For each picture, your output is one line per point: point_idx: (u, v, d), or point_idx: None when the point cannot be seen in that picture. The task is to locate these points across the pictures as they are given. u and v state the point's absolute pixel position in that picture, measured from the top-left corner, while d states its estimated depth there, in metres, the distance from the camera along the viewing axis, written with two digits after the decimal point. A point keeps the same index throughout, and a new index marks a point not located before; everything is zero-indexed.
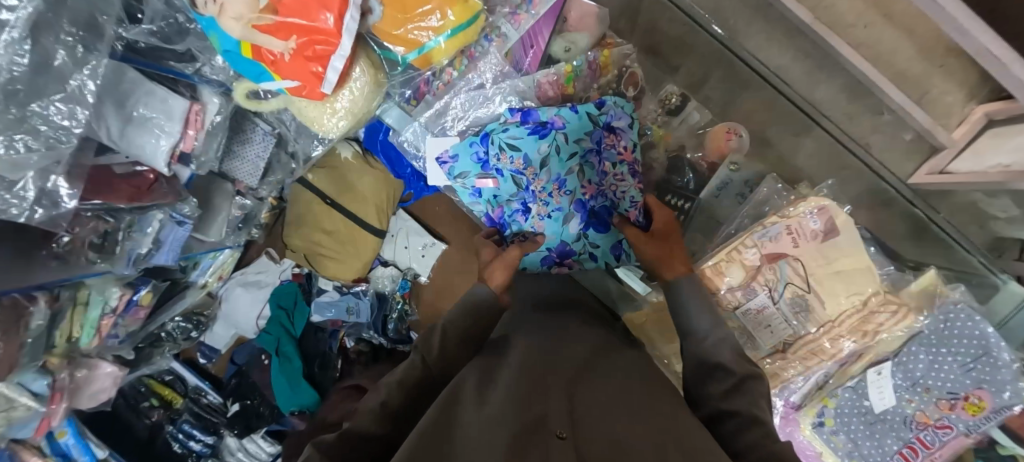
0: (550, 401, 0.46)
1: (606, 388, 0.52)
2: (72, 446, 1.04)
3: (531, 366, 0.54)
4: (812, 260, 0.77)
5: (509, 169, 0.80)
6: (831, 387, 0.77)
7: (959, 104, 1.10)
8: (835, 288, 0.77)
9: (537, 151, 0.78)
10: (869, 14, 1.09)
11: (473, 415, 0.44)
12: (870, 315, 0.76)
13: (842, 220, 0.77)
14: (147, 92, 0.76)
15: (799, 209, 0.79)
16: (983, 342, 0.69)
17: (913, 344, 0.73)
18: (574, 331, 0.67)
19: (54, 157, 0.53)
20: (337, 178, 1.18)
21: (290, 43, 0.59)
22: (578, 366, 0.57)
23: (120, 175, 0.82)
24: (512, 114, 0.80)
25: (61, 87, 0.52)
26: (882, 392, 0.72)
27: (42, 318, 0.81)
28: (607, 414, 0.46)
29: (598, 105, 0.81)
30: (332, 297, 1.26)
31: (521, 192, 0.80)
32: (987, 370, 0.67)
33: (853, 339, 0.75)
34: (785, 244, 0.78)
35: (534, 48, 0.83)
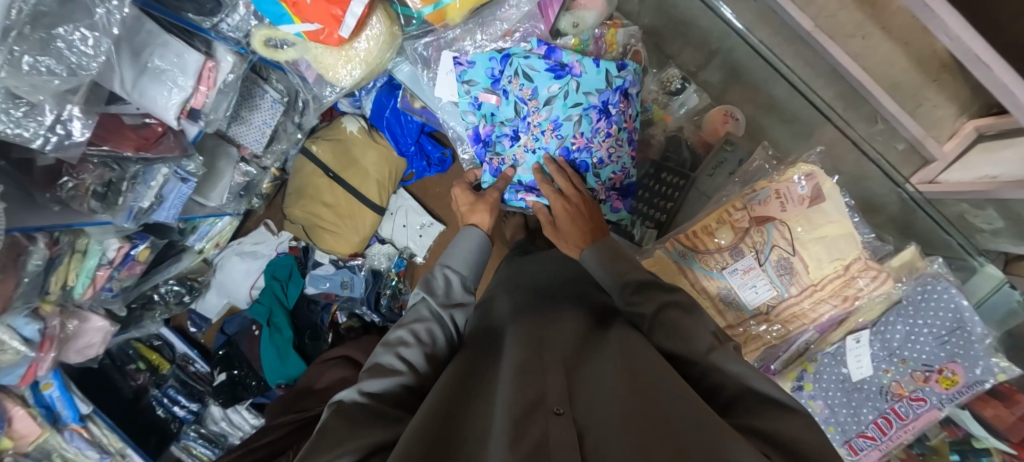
0: (547, 380, 0.46)
1: (602, 361, 0.53)
2: (56, 398, 1.03)
3: (528, 345, 0.54)
4: (798, 224, 0.78)
5: (513, 95, 0.82)
6: (811, 353, 0.83)
7: (952, 118, 1.15)
8: (818, 253, 0.78)
9: (547, 88, 0.80)
10: (867, 25, 1.13)
11: (477, 407, 0.45)
12: (850, 280, 0.77)
13: (829, 186, 0.77)
14: (163, 44, 0.78)
15: (788, 175, 0.79)
16: (957, 316, 0.75)
17: (890, 315, 0.78)
18: (563, 306, 0.68)
19: (75, 83, 0.54)
20: (340, 151, 1.19)
21: None
22: (573, 342, 0.57)
23: (128, 125, 0.83)
24: (538, 48, 0.81)
25: (87, 17, 0.53)
26: (860, 361, 0.79)
27: (40, 259, 0.82)
28: (605, 387, 0.46)
29: (620, 67, 0.82)
30: (327, 271, 1.26)
31: (517, 119, 0.83)
32: (960, 343, 0.74)
33: (832, 304, 0.78)
34: (773, 207, 0.79)
35: (543, 19, 0.83)
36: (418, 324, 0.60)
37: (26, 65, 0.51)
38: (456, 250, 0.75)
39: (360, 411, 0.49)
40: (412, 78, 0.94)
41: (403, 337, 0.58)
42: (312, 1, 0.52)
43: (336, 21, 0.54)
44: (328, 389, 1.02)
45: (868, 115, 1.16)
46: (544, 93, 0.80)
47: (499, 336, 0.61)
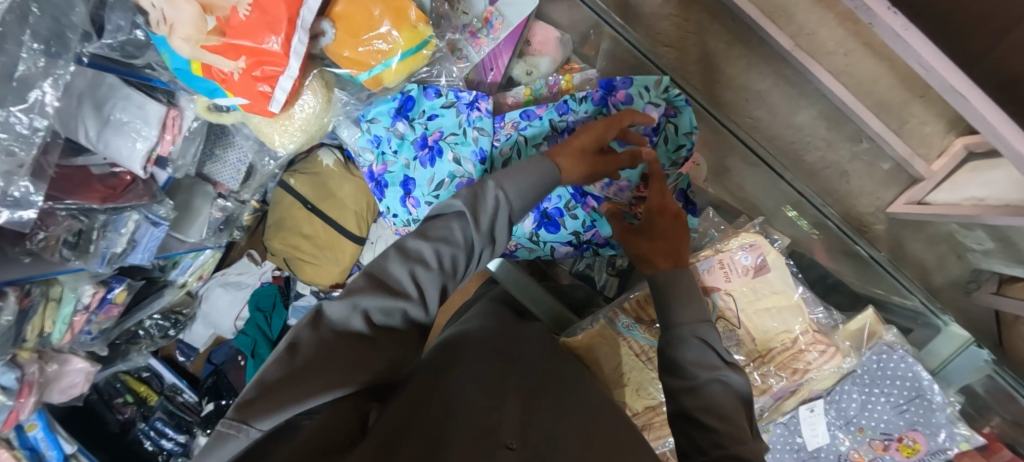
0: (505, 409, 0.47)
1: (559, 404, 0.54)
2: (40, 439, 1.05)
3: (496, 369, 0.56)
4: (742, 296, 0.72)
5: (409, 135, 0.74)
6: (764, 423, 0.79)
7: (939, 135, 1.11)
8: (765, 325, 0.72)
9: (449, 138, 0.73)
10: (849, 42, 1.10)
11: (450, 405, 0.45)
12: (799, 353, 0.72)
13: (773, 256, 0.72)
14: (124, 97, 0.78)
15: (731, 244, 0.73)
16: (917, 385, 0.75)
17: (845, 384, 0.77)
18: (531, 347, 0.68)
19: (14, 163, 0.54)
20: (318, 185, 1.18)
21: (240, 65, 0.47)
22: (534, 381, 0.58)
23: (95, 176, 0.83)
24: (431, 87, 0.73)
25: (20, 98, 0.52)
26: (814, 430, 0.78)
27: (11, 314, 0.82)
28: (557, 433, 0.47)
29: (609, 89, 0.72)
30: (309, 302, 1.28)
31: (420, 169, 0.74)
32: (921, 412, 0.76)
33: (781, 376, 0.72)
34: (718, 279, 0.71)
35: (494, 70, 0.77)
36: (443, 245, 0.52)
37: None
38: (522, 174, 0.57)
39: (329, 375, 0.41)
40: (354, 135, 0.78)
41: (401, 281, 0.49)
42: (240, 77, 0.48)
43: (264, 98, 0.50)
44: None
45: (853, 134, 1.14)
46: (440, 134, 0.73)
47: (470, 346, 0.61)
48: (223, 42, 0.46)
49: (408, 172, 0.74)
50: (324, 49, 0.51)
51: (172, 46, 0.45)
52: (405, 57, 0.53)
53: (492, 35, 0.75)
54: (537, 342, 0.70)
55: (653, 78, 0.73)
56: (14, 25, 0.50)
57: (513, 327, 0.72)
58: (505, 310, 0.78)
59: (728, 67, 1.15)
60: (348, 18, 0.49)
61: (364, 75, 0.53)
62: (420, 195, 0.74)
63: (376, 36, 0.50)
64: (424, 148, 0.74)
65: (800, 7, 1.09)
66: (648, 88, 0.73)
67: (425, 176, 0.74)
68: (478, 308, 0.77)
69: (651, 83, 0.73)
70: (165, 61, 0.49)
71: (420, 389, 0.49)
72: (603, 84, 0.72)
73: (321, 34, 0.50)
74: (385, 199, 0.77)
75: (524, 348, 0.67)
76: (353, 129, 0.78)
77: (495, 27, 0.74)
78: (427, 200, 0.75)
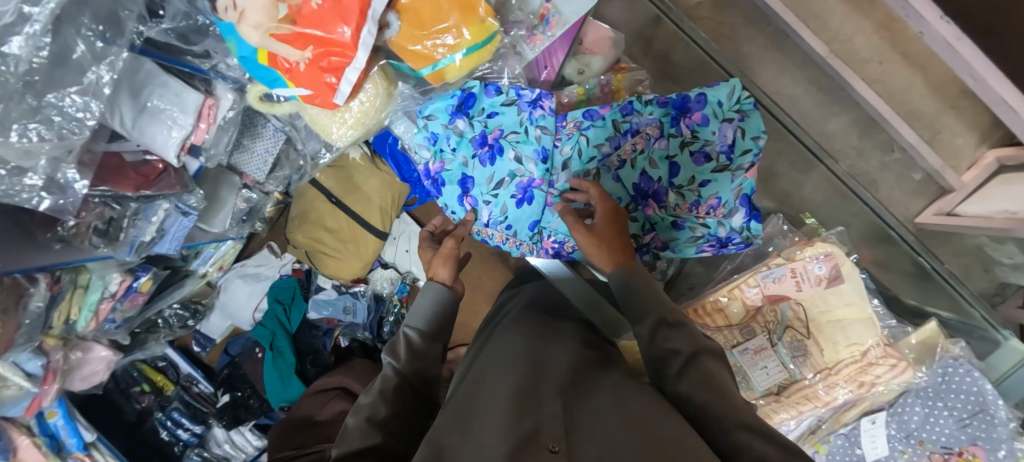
0: (542, 410, 0.43)
1: (596, 396, 0.49)
2: (61, 427, 1.04)
3: (524, 377, 0.51)
4: (813, 305, 0.80)
5: (467, 132, 0.72)
6: (823, 433, 0.82)
7: (970, 147, 1.11)
8: (835, 337, 0.79)
9: (509, 138, 0.72)
10: (885, 50, 1.09)
11: (483, 433, 0.40)
12: (867, 367, 0.78)
13: (847, 267, 0.79)
14: (161, 83, 0.75)
15: (805, 253, 0.80)
16: (980, 399, 0.78)
17: (907, 397, 0.81)
18: (560, 345, 0.63)
19: (65, 147, 0.53)
20: (344, 178, 1.18)
21: (306, 55, 0.46)
22: (567, 376, 0.53)
23: (128, 163, 0.81)
24: (490, 84, 0.71)
25: (77, 81, 0.52)
26: (874, 441, 0.80)
27: (41, 300, 0.81)
28: (603, 419, 0.42)
29: (683, 109, 0.71)
30: (330, 296, 1.25)
31: (479, 167, 0.73)
32: (983, 426, 0.78)
33: (849, 388, 0.78)
34: (789, 286, 0.79)
35: (548, 68, 0.76)
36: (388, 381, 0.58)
37: (15, 133, 0.50)
38: (417, 309, 0.68)
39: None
40: (409, 129, 0.75)
41: (372, 404, 0.54)
42: (306, 68, 0.47)
43: (329, 89, 0.49)
44: (332, 423, 0.97)
45: (884, 143, 1.13)
46: (500, 132, 0.72)
47: (493, 366, 0.57)
48: (292, 31, 0.45)
49: (467, 170, 0.73)
50: (387, 42, 0.50)
51: (240, 34, 0.45)
52: (469, 53, 0.52)
53: (549, 31, 0.71)
54: (566, 340, 0.66)
55: (726, 89, 0.70)
56: (75, 7, 0.49)
57: (538, 330, 0.68)
58: (535, 317, 0.73)
59: (761, 72, 1.14)
60: (413, 11, 0.48)
61: (427, 69, 0.52)
62: (479, 193, 0.75)
63: (442, 32, 0.50)
64: (484, 146, 0.73)
65: (836, 13, 1.08)
66: (721, 102, 0.71)
67: (485, 175, 0.74)
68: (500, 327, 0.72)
69: (724, 95, 0.71)
70: (228, 49, 0.47)
71: (449, 418, 0.45)
72: (676, 104, 0.71)
73: (386, 26, 0.49)
74: (443, 195, 0.76)
75: (551, 347, 0.62)
76: (408, 123, 0.76)
77: (552, 23, 0.70)
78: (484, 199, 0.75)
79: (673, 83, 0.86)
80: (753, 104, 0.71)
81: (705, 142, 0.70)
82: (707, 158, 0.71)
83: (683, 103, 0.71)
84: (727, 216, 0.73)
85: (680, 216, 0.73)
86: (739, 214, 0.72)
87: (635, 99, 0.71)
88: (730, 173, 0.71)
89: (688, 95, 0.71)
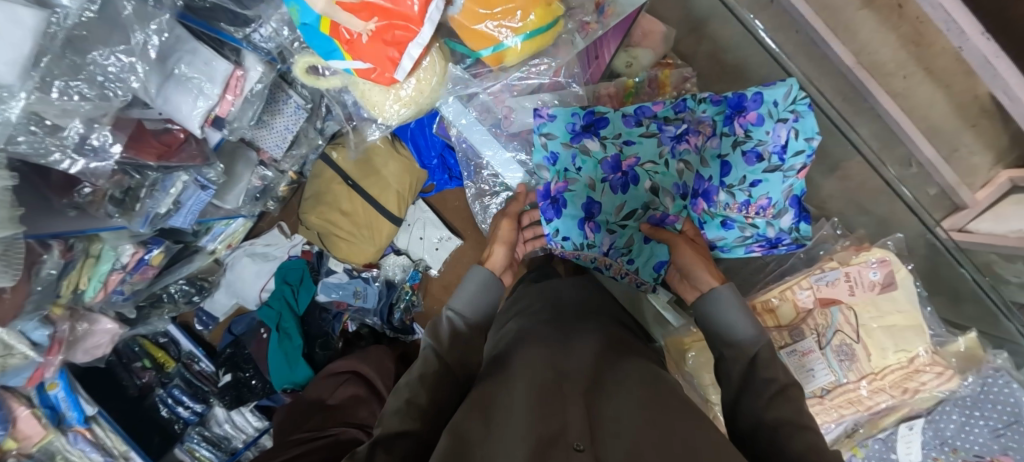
0: (567, 413, 0.39)
1: (624, 393, 0.45)
2: (61, 399, 1.02)
3: (547, 369, 0.48)
4: (864, 310, 0.79)
5: (598, 154, 0.71)
6: (860, 436, 0.81)
7: (986, 167, 1.13)
8: (884, 343, 0.78)
9: (645, 166, 0.71)
10: (910, 65, 1.10)
11: (505, 433, 0.38)
12: (914, 373, 0.78)
13: (902, 274, 0.79)
14: (192, 50, 0.72)
15: (861, 258, 0.80)
16: (1016, 410, 0.75)
17: (946, 404, 0.77)
18: (582, 334, 0.59)
19: (104, 108, 0.51)
20: (364, 160, 1.16)
21: (371, 26, 0.45)
22: (590, 372, 0.49)
23: (150, 131, 0.78)
24: (629, 114, 0.72)
25: (124, 40, 0.50)
26: (909, 447, 0.78)
27: (53, 267, 0.78)
28: (632, 422, 0.38)
29: (738, 108, 0.71)
30: (341, 279, 1.24)
31: (609, 195, 0.71)
32: (1015, 437, 0.74)
33: (892, 394, 0.78)
34: (842, 290, 0.80)
35: (598, 59, 0.75)
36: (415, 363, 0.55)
37: (56, 90, 0.47)
38: (464, 295, 0.64)
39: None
40: (458, 114, 0.75)
41: (410, 387, 0.52)
42: (368, 40, 0.47)
43: (391, 63, 0.48)
44: (342, 407, 0.96)
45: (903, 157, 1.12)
46: (635, 161, 0.71)
47: (516, 355, 0.54)
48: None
49: (595, 195, 0.71)
50: (450, 20, 0.50)
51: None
52: (531, 37, 0.52)
53: (602, 21, 0.66)
54: (588, 331, 0.61)
55: (783, 89, 0.68)
56: None
57: (560, 320, 0.63)
58: (561, 301, 0.71)
59: None
60: None
61: (487, 51, 0.52)
62: (604, 220, 0.72)
63: (508, 13, 0.49)
64: (615, 172, 0.71)
65: (865, 25, 1.09)
66: (778, 102, 0.69)
67: (614, 202, 0.71)
68: (523, 314, 0.69)
69: (780, 95, 0.69)
70: (291, 16, 0.47)
71: (471, 419, 0.42)
72: (733, 102, 0.71)
73: (450, 3, 0.49)
74: (557, 220, 0.71)
75: (574, 339, 0.57)
76: (456, 114, 0.76)
77: (607, 12, 0.66)
78: (607, 227, 0.72)
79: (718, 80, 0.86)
80: (809, 105, 0.68)
81: (758, 141, 0.70)
82: (759, 158, 0.71)
83: (738, 104, 0.71)
84: (775, 217, 0.72)
85: (730, 216, 0.72)
86: (785, 216, 0.72)
87: (687, 98, 0.73)
88: (782, 173, 0.70)
89: (744, 95, 0.70)
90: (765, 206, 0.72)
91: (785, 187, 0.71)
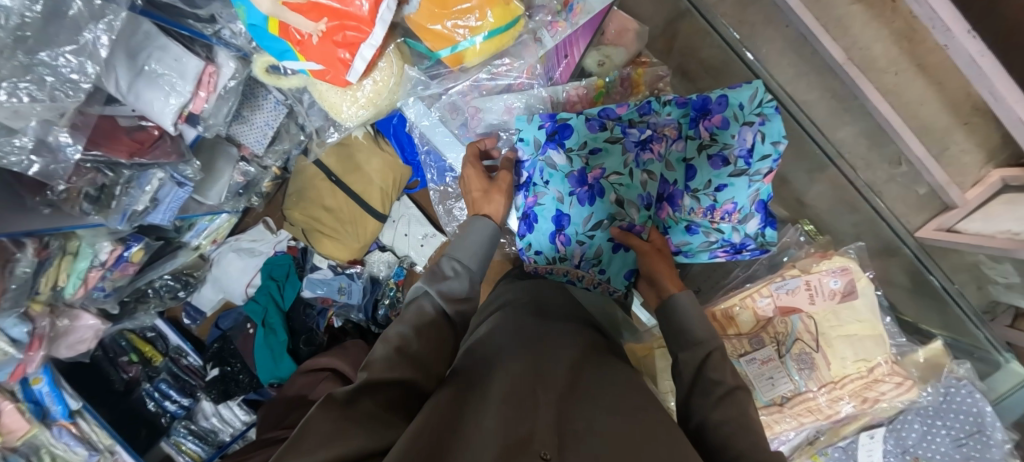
0: (538, 417, 0.37)
1: (598, 402, 0.44)
2: (46, 394, 1.03)
3: (523, 367, 0.46)
4: (824, 319, 0.77)
5: (565, 167, 0.66)
6: (821, 445, 0.81)
7: (977, 166, 1.11)
8: (843, 352, 0.76)
9: (612, 175, 0.66)
10: (902, 61, 1.08)
11: (474, 430, 0.36)
12: (873, 383, 0.76)
13: (863, 283, 0.77)
14: (160, 47, 0.70)
15: (821, 266, 0.78)
16: (979, 420, 0.76)
17: (908, 414, 0.78)
18: (560, 337, 0.58)
19: (58, 110, 0.51)
20: (346, 156, 1.16)
21: (320, 26, 0.44)
22: (566, 376, 0.47)
23: (122, 128, 0.76)
24: (594, 118, 0.68)
25: (73, 39, 0.50)
26: (870, 454, 0.78)
27: (28, 266, 0.79)
28: (600, 437, 0.37)
29: (703, 111, 0.70)
30: (325, 276, 1.24)
31: (575, 207, 0.67)
32: (978, 447, 0.75)
33: (852, 403, 0.76)
34: (801, 300, 0.77)
35: (568, 58, 0.72)
36: (416, 310, 0.50)
37: (4, 92, 0.48)
38: (463, 240, 0.58)
39: (344, 423, 0.35)
40: (421, 115, 0.76)
41: (401, 331, 0.46)
42: (318, 41, 0.46)
43: (342, 65, 0.48)
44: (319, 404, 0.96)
45: (893, 155, 1.10)
46: (601, 172, 0.67)
47: (490, 351, 0.52)
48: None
49: (562, 208, 0.67)
50: (406, 19, 0.49)
51: None
52: (491, 37, 0.50)
53: (570, 21, 0.68)
54: (566, 334, 0.59)
55: (748, 91, 0.69)
56: None
57: (540, 320, 0.62)
58: (539, 296, 0.69)
59: (778, 74, 1.12)
60: None
61: (446, 51, 0.51)
62: (573, 232, 0.68)
63: (463, 12, 0.48)
64: (583, 184, 0.66)
65: (856, 20, 1.07)
66: (743, 105, 0.69)
67: (582, 214, 0.67)
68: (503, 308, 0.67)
69: (746, 97, 0.69)
70: (239, 16, 0.46)
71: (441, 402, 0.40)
72: (697, 105, 0.70)
73: (405, 2, 0.48)
74: (531, 234, 0.69)
75: (553, 340, 0.56)
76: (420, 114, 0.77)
77: (575, 12, 0.67)
78: (578, 239, 0.68)
79: (699, 80, 0.85)
80: (775, 108, 0.69)
81: (723, 145, 0.69)
82: (726, 162, 0.70)
83: (703, 109, 0.70)
84: (741, 222, 0.71)
85: (695, 221, 0.71)
86: (753, 221, 0.70)
87: (653, 102, 0.70)
88: (748, 177, 0.69)
89: (709, 97, 0.70)
90: (731, 213, 0.70)
91: (752, 194, 0.70)
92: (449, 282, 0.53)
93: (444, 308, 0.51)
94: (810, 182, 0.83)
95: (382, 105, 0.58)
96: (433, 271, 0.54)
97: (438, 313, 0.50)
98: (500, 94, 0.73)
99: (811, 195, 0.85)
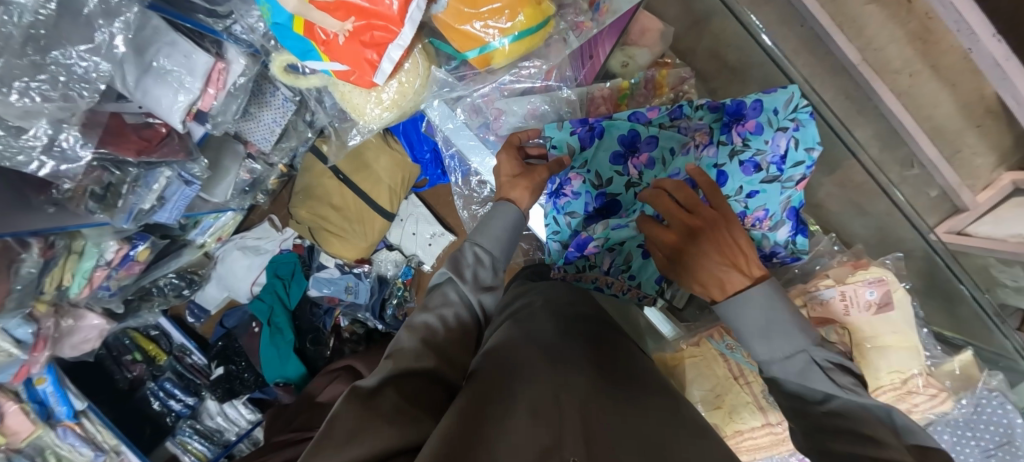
0: (567, 423, 0.35)
1: (627, 405, 0.41)
2: (50, 393, 1.02)
3: (546, 370, 0.44)
4: (858, 329, 0.75)
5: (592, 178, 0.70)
6: None
7: (988, 168, 1.11)
8: (875, 363, 0.74)
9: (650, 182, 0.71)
10: (916, 63, 1.07)
11: (500, 433, 0.33)
12: (906, 394, 0.74)
13: (899, 294, 0.75)
14: (170, 42, 0.68)
15: (856, 277, 0.77)
16: (1008, 431, 0.78)
17: (938, 425, 0.78)
18: (581, 337, 0.55)
19: (70, 109, 0.50)
20: (354, 155, 1.14)
21: (347, 26, 0.43)
22: (591, 378, 0.45)
23: (129, 125, 0.74)
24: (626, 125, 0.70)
25: (87, 36, 0.48)
26: None
27: (33, 266, 0.77)
28: (633, 445, 0.34)
29: (737, 116, 0.69)
30: (332, 274, 1.22)
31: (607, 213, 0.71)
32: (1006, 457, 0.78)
33: None
34: (836, 310, 0.76)
35: (592, 59, 0.74)
36: (444, 311, 0.48)
37: (15, 91, 0.46)
38: (489, 228, 0.56)
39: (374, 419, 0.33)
40: (444, 117, 0.74)
41: (428, 323, 0.46)
42: (345, 41, 0.44)
43: (369, 66, 0.46)
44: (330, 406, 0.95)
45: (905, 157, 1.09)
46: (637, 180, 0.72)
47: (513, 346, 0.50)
48: None
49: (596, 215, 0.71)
50: (434, 19, 0.48)
51: None
52: (520, 38, 0.49)
53: (596, 20, 0.64)
54: (587, 334, 0.57)
55: (784, 96, 0.67)
56: None
57: (560, 318, 0.59)
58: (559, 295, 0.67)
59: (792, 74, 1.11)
60: None
61: (474, 52, 0.50)
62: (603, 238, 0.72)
63: (493, 12, 0.46)
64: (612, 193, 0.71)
65: (872, 20, 1.05)
66: (778, 109, 0.68)
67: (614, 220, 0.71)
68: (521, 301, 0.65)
69: (781, 102, 0.68)
70: (263, 15, 0.45)
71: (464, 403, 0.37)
72: (731, 109, 0.69)
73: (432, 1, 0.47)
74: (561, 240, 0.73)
75: (574, 340, 0.54)
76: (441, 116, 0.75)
77: (602, 11, 0.64)
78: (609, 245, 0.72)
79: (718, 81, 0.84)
80: (810, 114, 0.67)
81: (756, 150, 0.68)
82: (757, 167, 0.68)
83: (735, 113, 0.69)
84: (772, 229, 0.70)
85: None
86: (782, 228, 0.69)
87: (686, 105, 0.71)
88: (780, 184, 0.68)
89: (744, 102, 0.68)
90: (762, 222, 0.69)
91: (784, 200, 0.68)
92: (472, 270, 0.52)
93: (469, 302, 0.51)
94: (825, 184, 0.83)
95: (404, 106, 0.57)
96: (459, 260, 0.53)
97: (464, 309, 0.50)
98: (524, 97, 0.72)
99: (827, 198, 0.84)
